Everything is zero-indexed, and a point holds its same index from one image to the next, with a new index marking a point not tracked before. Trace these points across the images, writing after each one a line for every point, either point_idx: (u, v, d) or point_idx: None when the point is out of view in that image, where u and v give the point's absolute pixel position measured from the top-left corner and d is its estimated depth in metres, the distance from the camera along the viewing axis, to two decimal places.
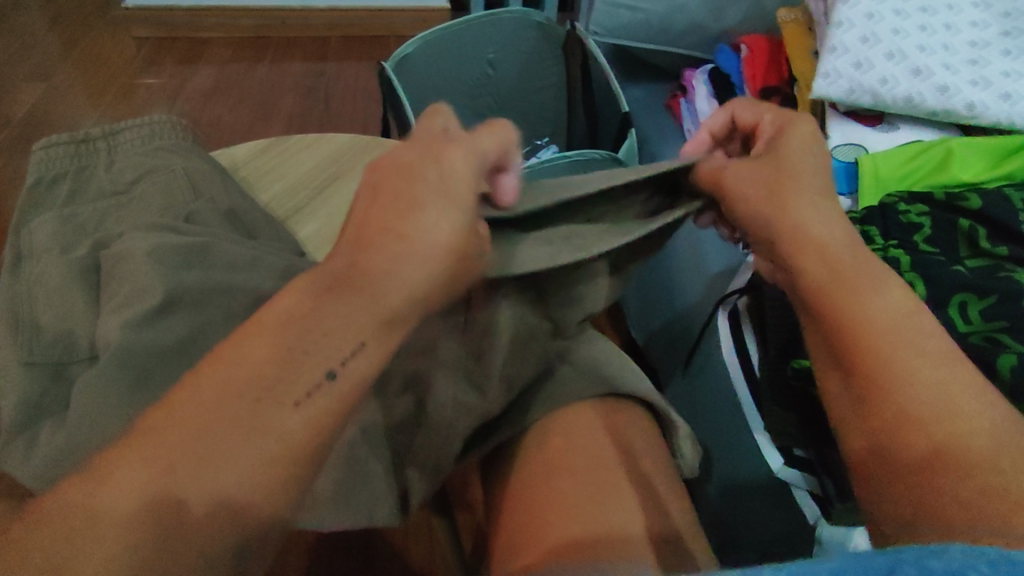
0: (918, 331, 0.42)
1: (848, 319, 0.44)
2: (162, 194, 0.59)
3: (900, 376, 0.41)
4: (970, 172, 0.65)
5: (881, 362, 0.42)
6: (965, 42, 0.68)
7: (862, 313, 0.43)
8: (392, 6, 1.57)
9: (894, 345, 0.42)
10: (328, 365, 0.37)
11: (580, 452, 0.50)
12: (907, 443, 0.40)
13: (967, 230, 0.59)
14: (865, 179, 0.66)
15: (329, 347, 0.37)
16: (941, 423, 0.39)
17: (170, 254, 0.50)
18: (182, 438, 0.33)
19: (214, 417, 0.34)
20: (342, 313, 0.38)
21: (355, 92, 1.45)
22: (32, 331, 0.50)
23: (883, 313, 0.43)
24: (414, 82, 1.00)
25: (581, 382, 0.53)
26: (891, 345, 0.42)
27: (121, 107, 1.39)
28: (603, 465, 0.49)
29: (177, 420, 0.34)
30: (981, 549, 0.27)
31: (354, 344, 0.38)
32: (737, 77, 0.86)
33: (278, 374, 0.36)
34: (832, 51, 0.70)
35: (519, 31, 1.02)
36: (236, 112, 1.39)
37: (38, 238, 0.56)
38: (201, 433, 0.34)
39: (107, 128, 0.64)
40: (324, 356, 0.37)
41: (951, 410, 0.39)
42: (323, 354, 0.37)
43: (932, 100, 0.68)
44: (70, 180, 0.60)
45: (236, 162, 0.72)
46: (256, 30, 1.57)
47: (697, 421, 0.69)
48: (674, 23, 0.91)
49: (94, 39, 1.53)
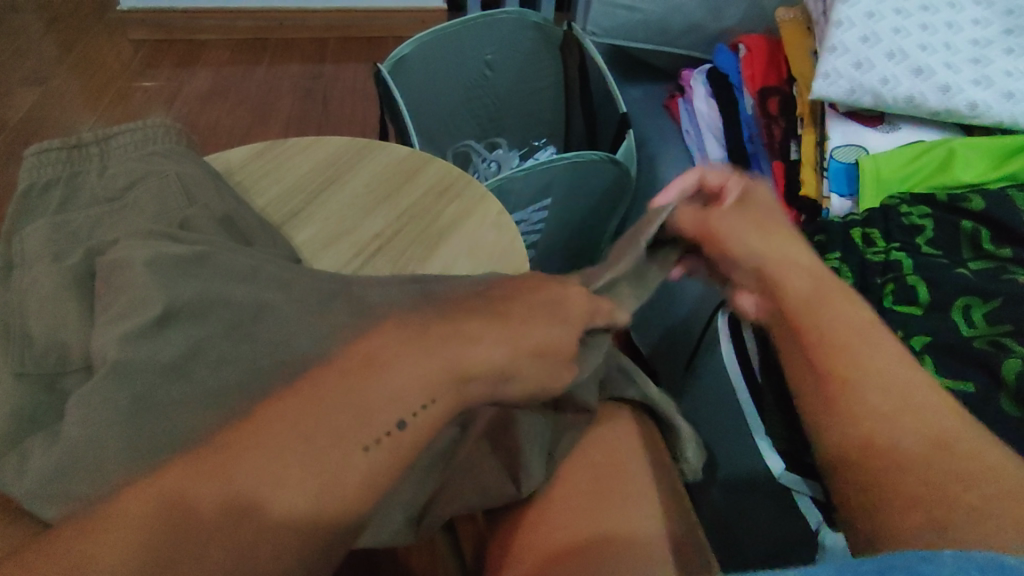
0: (888, 360, 0.44)
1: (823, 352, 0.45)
2: (156, 201, 0.58)
3: (873, 395, 0.42)
4: (972, 173, 0.64)
5: (858, 387, 0.43)
6: (967, 41, 0.68)
7: (843, 350, 0.44)
8: (391, 7, 1.57)
9: (867, 372, 0.43)
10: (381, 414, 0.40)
11: (583, 462, 0.49)
12: (884, 464, 0.40)
13: (970, 231, 0.59)
14: (867, 181, 0.65)
15: (361, 368, 0.41)
16: (914, 438, 0.40)
17: (170, 265, 0.49)
18: (219, 450, 0.37)
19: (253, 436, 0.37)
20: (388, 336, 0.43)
21: (352, 94, 1.44)
22: (23, 341, 0.49)
23: (855, 344, 0.45)
24: (411, 84, 0.99)
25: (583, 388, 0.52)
26: (866, 373, 0.43)
27: (118, 111, 1.38)
28: (604, 475, 0.48)
29: (221, 440, 0.37)
30: (971, 553, 0.27)
31: (375, 361, 0.41)
32: (735, 77, 0.84)
33: (318, 396, 0.39)
34: (831, 51, 0.69)
35: (516, 32, 1.02)
36: (233, 115, 1.38)
37: (31, 245, 0.55)
38: (241, 447, 0.37)
39: (100, 134, 0.63)
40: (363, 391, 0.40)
41: (925, 433, 0.40)
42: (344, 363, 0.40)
43: (934, 99, 0.67)
44: (62, 186, 0.60)
45: (231, 166, 0.72)
46: (253, 32, 1.57)
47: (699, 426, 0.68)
48: (673, 23, 0.91)
49: (90, 42, 1.52)
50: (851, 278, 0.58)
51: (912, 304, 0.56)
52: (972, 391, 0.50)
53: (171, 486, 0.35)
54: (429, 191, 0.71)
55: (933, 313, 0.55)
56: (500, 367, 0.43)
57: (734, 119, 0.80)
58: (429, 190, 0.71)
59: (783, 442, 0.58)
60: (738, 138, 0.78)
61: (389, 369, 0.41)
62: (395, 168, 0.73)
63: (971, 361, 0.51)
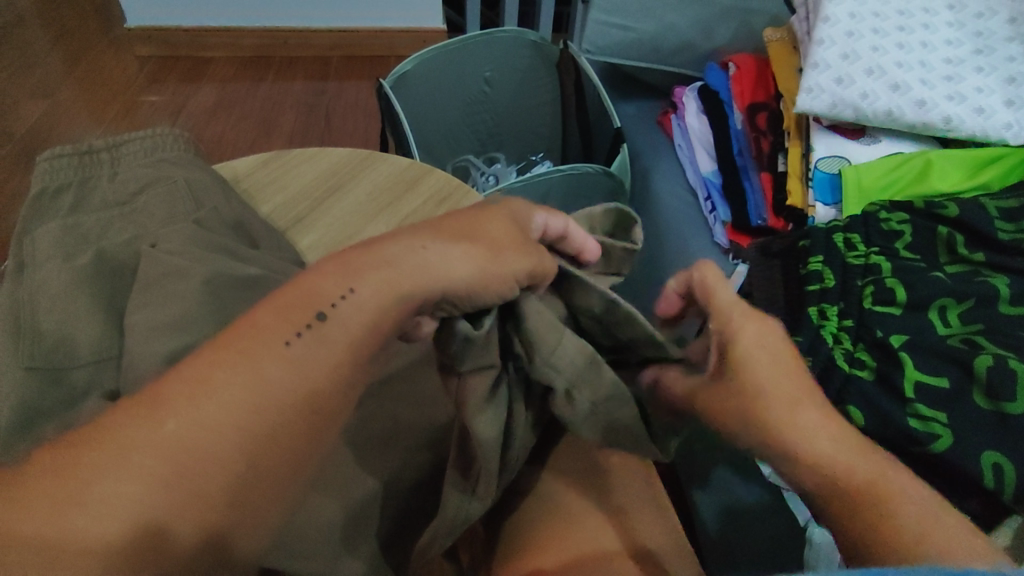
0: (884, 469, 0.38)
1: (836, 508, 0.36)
2: (165, 205, 0.60)
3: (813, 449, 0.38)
4: (948, 183, 0.68)
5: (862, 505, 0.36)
6: (941, 59, 0.71)
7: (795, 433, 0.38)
8: (392, 27, 1.59)
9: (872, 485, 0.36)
10: (316, 306, 0.37)
11: (587, 467, 0.52)
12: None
13: (946, 236, 0.61)
14: (850, 190, 0.68)
15: (325, 293, 0.38)
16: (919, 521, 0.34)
17: (174, 262, 0.51)
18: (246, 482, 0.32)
19: (252, 403, 0.33)
20: (378, 280, 0.38)
21: (354, 110, 1.47)
22: (31, 337, 0.50)
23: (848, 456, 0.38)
24: (412, 99, 1.02)
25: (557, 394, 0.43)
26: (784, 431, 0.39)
27: (123, 124, 1.41)
28: (602, 472, 0.52)
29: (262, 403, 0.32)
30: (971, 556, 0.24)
31: (343, 290, 0.38)
32: (725, 93, 0.87)
33: (267, 320, 0.36)
34: (814, 68, 0.72)
35: (515, 51, 1.05)
36: (237, 130, 1.42)
37: (40, 246, 0.56)
38: (262, 401, 0.34)
39: (110, 141, 0.64)
40: (338, 332, 0.37)
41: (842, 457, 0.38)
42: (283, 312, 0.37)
43: (911, 113, 0.70)
44: (74, 190, 0.60)
45: (237, 174, 0.74)
46: (257, 49, 1.60)
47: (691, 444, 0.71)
48: (666, 42, 0.94)
49: (96, 57, 1.55)
50: (833, 281, 0.60)
51: (890, 305, 0.58)
52: (946, 386, 0.52)
53: (134, 477, 0.30)
54: (428, 201, 0.73)
55: (909, 312, 0.57)
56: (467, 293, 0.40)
57: (724, 134, 0.83)
58: (428, 200, 0.73)
59: None
60: (728, 152, 0.81)
61: (365, 295, 0.38)
62: (397, 176, 0.76)
63: (944, 358, 0.54)
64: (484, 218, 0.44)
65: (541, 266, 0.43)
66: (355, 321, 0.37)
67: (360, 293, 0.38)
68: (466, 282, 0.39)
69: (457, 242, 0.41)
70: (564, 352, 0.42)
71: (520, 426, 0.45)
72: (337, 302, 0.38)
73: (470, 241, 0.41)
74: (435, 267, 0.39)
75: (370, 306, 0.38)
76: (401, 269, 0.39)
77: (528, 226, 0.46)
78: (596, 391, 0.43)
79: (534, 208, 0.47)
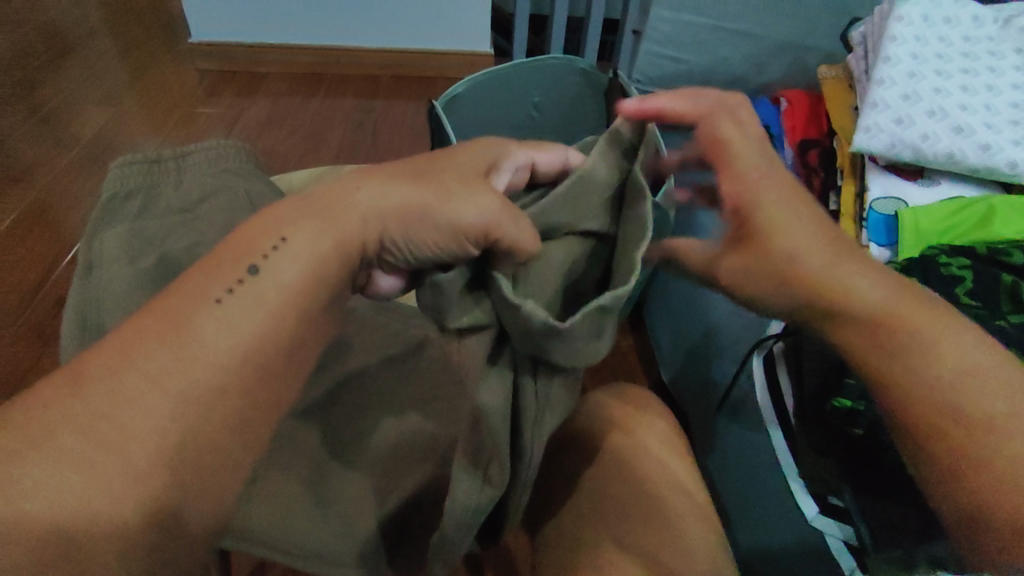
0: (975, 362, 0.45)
1: (880, 367, 0.47)
2: (223, 213, 0.62)
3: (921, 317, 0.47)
4: (1014, 230, 0.65)
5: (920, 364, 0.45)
6: (1008, 103, 0.70)
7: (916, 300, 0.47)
8: (440, 49, 1.64)
9: (954, 354, 0.45)
10: (249, 260, 0.38)
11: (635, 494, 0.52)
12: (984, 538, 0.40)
13: (1011, 285, 0.59)
14: (907, 231, 0.67)
15: (259, 246, 0.38)
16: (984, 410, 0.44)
17: None
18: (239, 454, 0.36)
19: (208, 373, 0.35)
20: (316, 227, 0.39)
21: (401, 129, 1.51)
22: (97, 333, 0.53)
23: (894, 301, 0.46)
24: (461, 120, 1.04)
25: (553, 359, 0.39)
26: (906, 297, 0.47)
27: (180, 136, 1.47)
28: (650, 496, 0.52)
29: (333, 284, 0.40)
30: None
31: (275, 239, 0.38)
32: (776, 128, 0.87)
33: (202, 275, 0.37)
34: (872, 107, 0.72)
35: (563, 75, 1.05)
36: (288, 142, 1.47)
37: (108, 247, 0.58)
38: (249, 361, 0.36)
39: (177, 150, 0.66)
40: (267, 279, 0.37)
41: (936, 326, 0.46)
42: (236, 258, 0.38)
43: (974, 157, 0.69)
44: (141, 197, 0.63)
45: (293, 186, 0.77)
46: (310, 67, 1.66)
47: (743, 481, 0.72)
48: (717, 76, 0.95)
49: (160, 68, 1.62)
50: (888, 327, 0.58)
51: None
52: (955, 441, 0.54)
53: None
54: None
55: None
56: (396, 231, 0.41)
57: None
58: None
59: (817, 485, 0.62)
60: None
61: (297, 244, 0.38)
62: None
63: None
64: (442, 155, 0.45)
65: (487, 211, 0.39)
66: (290, 269, 0.38)
67: (290, 241, 0.38)
68: (390, 215, 0.41)
69: (389, 182, 0.42)
70: (527, 314, 0.37)
71: (530, 393, 0.42)
72: (269, 252, 0.38)
73: (406, 178, 0.42)
74: (362, 206, 0.41)
75: (301, 254, 0.38)
76: (352, 227, 0.40)
77: (497, 164, 0.46)
78: (585, 347, 0.40)
79: (512, 144, 0.47)
